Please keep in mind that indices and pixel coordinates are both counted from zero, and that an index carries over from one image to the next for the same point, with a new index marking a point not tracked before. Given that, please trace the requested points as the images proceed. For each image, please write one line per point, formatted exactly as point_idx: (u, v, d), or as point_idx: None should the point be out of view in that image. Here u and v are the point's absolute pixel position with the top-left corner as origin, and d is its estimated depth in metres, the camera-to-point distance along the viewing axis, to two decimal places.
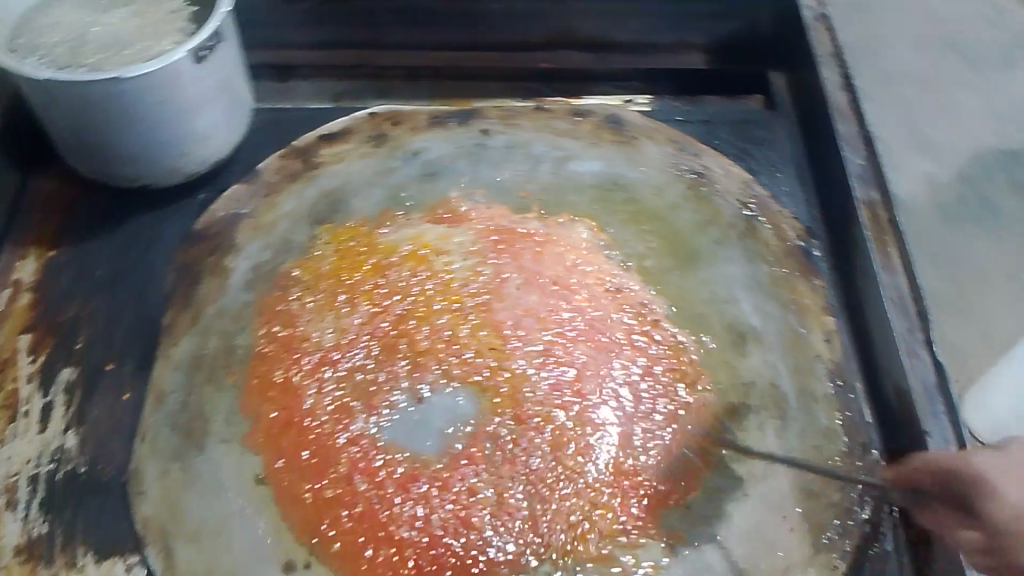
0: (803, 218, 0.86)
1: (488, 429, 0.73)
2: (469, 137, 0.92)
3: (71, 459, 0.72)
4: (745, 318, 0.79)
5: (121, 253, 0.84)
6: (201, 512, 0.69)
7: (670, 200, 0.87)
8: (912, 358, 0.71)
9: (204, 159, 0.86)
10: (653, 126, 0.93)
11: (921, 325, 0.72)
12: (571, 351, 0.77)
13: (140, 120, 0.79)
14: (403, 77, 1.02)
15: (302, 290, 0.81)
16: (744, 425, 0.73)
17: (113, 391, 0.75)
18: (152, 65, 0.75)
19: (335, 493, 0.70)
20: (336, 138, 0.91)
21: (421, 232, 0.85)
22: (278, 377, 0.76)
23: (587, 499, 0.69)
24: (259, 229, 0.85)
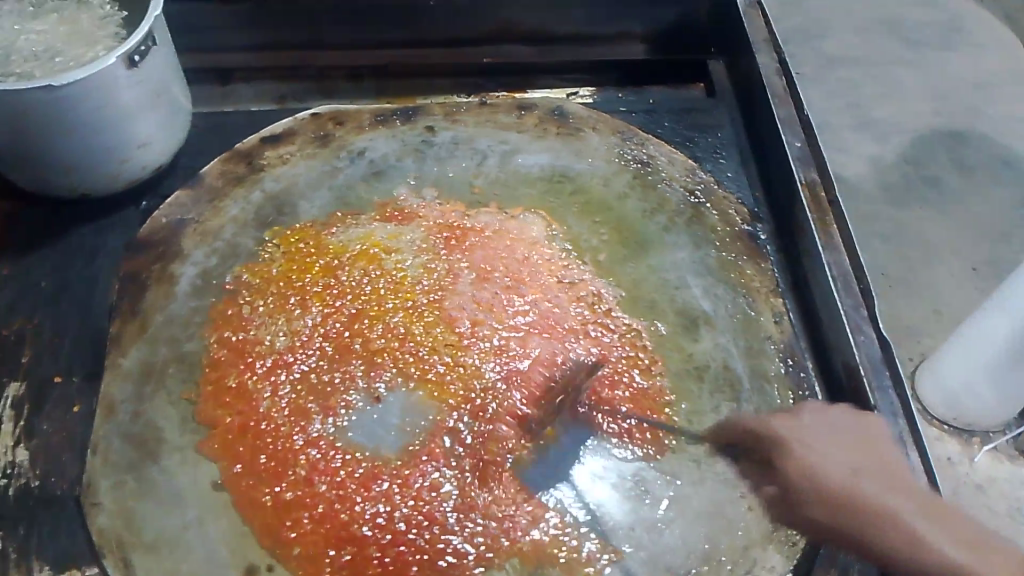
0: (748, 202, 0.87)
1: (447, 424, 0.72)
2: (415, 135, 0.92)
3: (22, 473, 0.71)
4: (697, 302, 0.80)
5: (65, 265, 0.83)
6: (159, 523, 0.68)
7: (617, 189, 0.88)
8: (858, 334, 0.73)
9: (144, 165, 0.85)
10: (596, 117, 0.93)
11: (863, 301, 0.75)
12: (527, 343, 0.77)
13: (76, 129, 0.77)
14: (345, 76, 1.01)
15: (253, 294, 0.80)
16: (700, 407, 0.74)
17: (63, 404, 0.74)
18: (86, 72, 0.73)
19: (294, 496, 0.69)
20: (280, 141, 0.90)
21: (371, 231, 0.84)
22: (231, 382, 0.75)
23: (550, 488, 0.70)
24: (205, 235, 0.83)
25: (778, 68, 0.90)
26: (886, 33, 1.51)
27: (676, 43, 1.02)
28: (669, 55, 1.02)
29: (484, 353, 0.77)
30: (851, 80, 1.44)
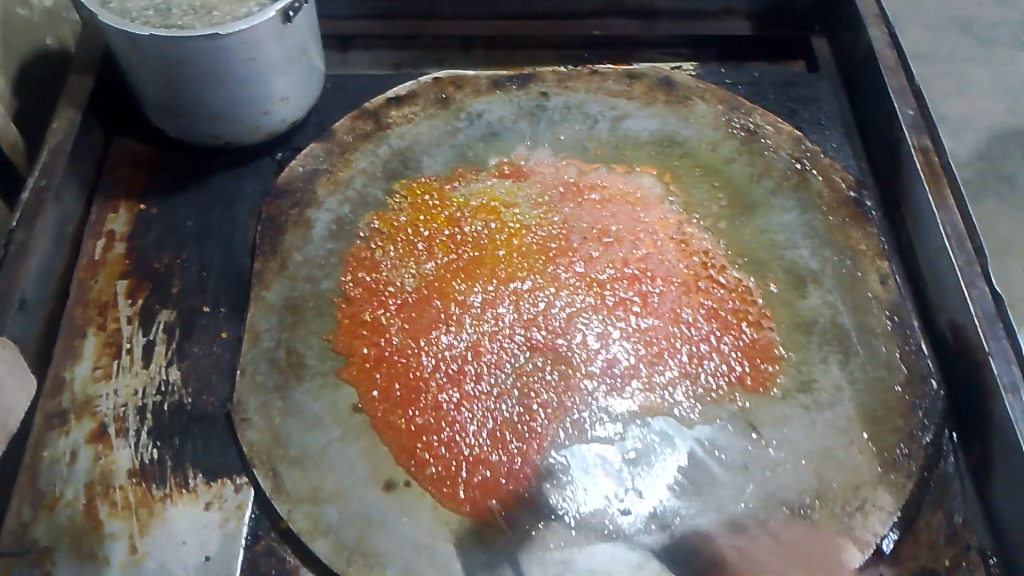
0: (852, 171, 0.91)
1: (563, 363, 0.77)
2: (529, 99, 0.96)
3: (175, 391, 0.77)
4: (806, 260, 0.84)
5: (208, 207, 0.89)
6: (303, 440, 0.73)
7: (724, 154, 0.92)
8: (971, 287, 0.75)
9: (282, 119, 0.90)
10: (704, 86, 0.97)
11: (977, 258, 0.77)
12: (640, 292, 0.82)
13: (228, 78, 0.83)
14: (456, 47, 1.05)
15: (382, 240, 0.85)
16: (809, 358, 0.78)
17: (209, 331, 0.81)
18: (245, 23, 0.79)
19: (426, 422, 0.74)
20: (403, 102, 0.96)
21: (488, 187, 0.90)
22: (365, 317, 0.80)
23: (682, 456, 0.72)
24: (337, 184, 0.89)
25: (888, 39, 0.92)
26: (966, 31, 1.52)
27: (780, 20, 1.05)
28: (773, 32, 1.04)
29: (596, 302, 0.82)
30: (932, 76, 1.46)
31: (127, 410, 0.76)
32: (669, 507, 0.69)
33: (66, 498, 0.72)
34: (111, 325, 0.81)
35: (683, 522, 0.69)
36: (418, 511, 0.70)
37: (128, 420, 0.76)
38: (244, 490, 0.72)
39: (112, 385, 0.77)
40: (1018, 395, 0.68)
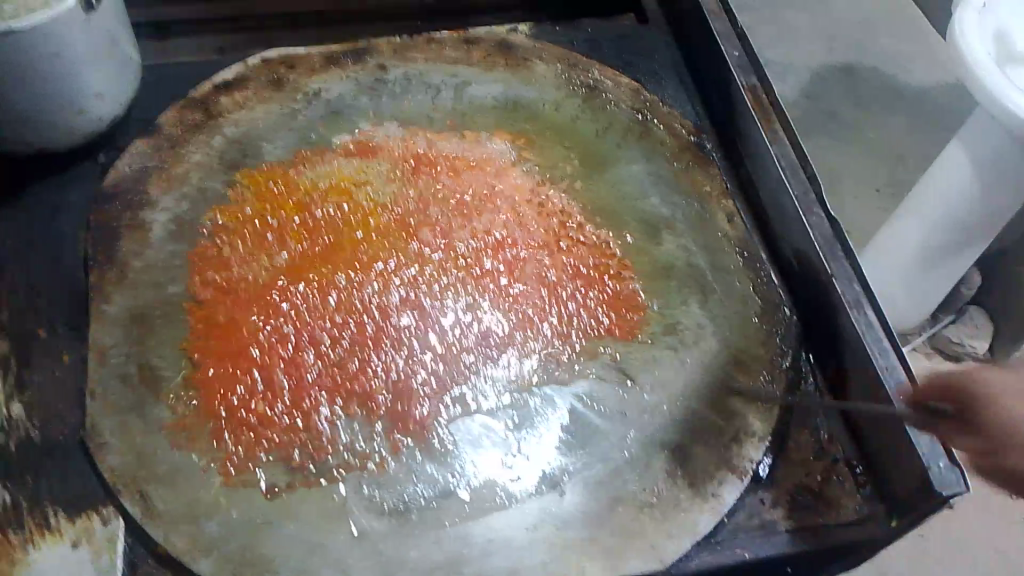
0: (689, 117, 0.94)
1: (436, 339, 0.76)
2: (367, 74, 0.93)
3: (20, 425, 0.71)
4: (657, 208, 0.86)
5: (28, 222, 0.81)
6: (171, 457, 0.69)
7: (568, 113, 0.93)
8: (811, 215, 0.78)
9: (99, 117, 0.84)
10: (541, 46, 0.97)
11: (813, 186, 0.80)
12: (503, 256, 0.82)
13: (34, 77, 0.75)
14: (285, 26, 1.01)
15: (229, 236, 0.81)
16: (671, 302, 0.80)
17: (49, 356, 0.74)
18: (47, 15, 0.72)
19: (301, 418, 0.71)
20: (233, 87, 0.90)
21: (337, 167, 0.87)
22: (219, 318, 0.76)
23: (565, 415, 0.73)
24: (171, 181, 0.83)
25: None
26: None
27: None
28: None
29: (462, 273, 0.81)
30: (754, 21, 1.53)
31: None
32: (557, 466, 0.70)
33: None
34: None
35: (574, 477, 0.70)
36: (304, 512, 0.67)
37: None
38: (112, 523, 0.66)
39: None
40: (860, 310, 0.73)
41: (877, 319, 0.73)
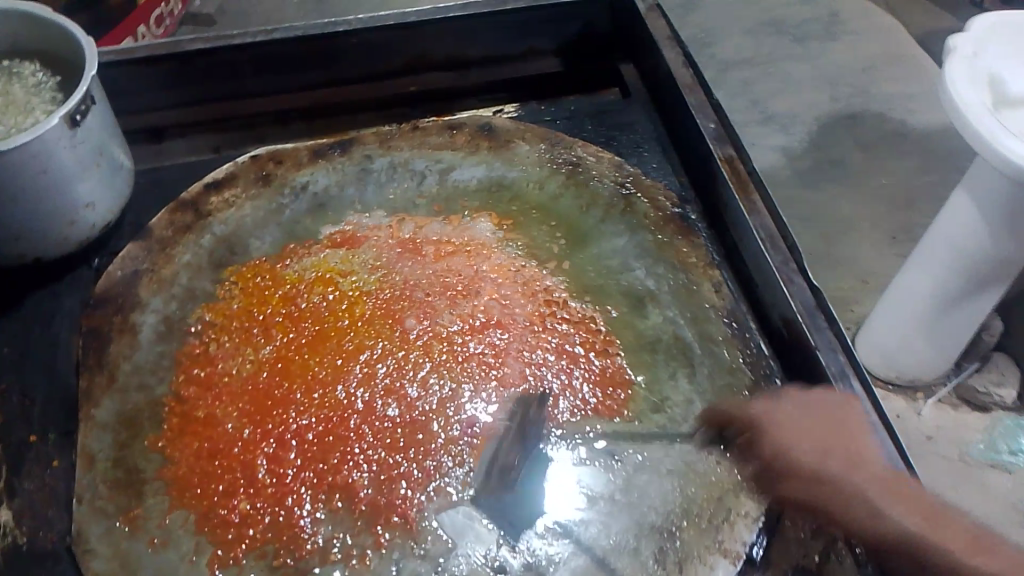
0: (673, 187, 0.93)
1: (420, 428, 0.76)
2: (353, 164, 0.95)
3: (9, 532, 0.70)
4: (642, 282, 0.85)
5: (23, 328, 0.82)
6: (154, 560, 0.69)
7: (550, 191, 0.93)
8: (790, 284, 0.75)
9: (92, 225, 0.86)
10: (521, 128, 0.98)
11: (793, 254, 0.77)
12: (488, 338, 0.82)
13: (22, 195, 0.78)
14: (274, 122, 1.04)
15: (216, 332, 0.82)
16: (658, 377, 0.79)
17: (41, 461, 0.74)
18: (28, 135, 0.75)
19: (283, 516, 0.71)
20: (222, 186, 0.92)
21: (323, 258, 0.87)
22: (198, 413, 0.77)
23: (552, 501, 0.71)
24: (161, 283, 0.85)
25: (683, 60, 0.94)
26: (777, 31, 1.60)
27: (588, 49, 1.07)
28: (582, 66, 1.07)
29: (446, 358, 0.80)
30: (755, 77, 1.52)
31: None
32: (544, 556, 0.69)
33: None
34: None
35: (558, 567, 0.68)
36: None
37: None
38: None
39: None
40: (848, 382, 0.69)
41: (864, 390, 0.69)
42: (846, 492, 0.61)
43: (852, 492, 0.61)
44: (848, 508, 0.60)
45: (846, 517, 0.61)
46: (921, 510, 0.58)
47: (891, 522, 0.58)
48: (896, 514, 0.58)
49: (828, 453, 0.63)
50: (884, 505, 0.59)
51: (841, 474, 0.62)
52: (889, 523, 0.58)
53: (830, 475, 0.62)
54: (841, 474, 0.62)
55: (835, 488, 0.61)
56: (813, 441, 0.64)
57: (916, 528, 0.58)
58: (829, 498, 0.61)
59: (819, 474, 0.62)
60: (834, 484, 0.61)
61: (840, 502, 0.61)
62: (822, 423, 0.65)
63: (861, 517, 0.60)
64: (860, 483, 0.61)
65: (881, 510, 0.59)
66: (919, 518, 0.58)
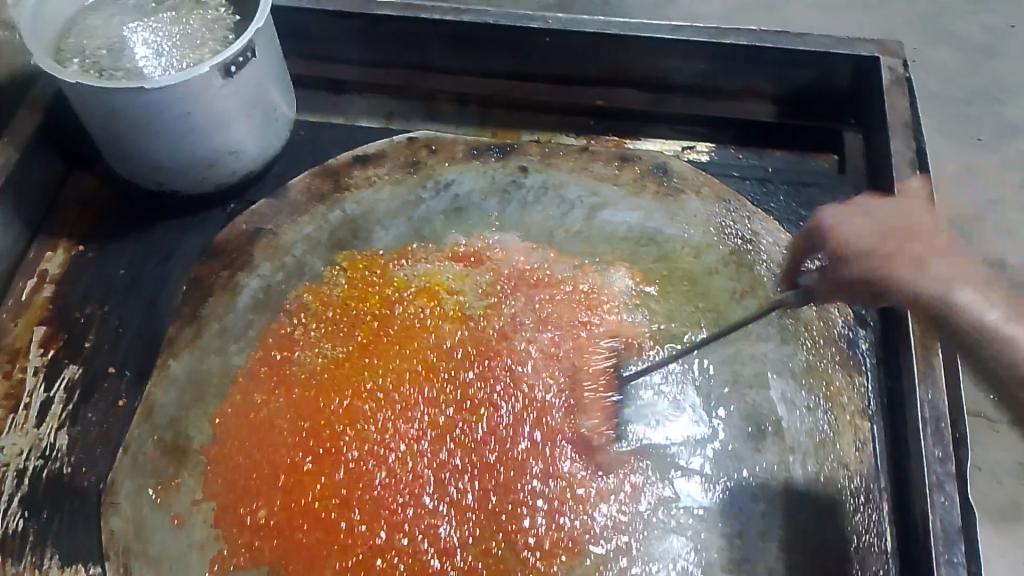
0: (856, 301, 0.77)
1: (464, 497, 0.69)
2: (506, 174, 0.87)
3: (58, 457, 0.73)
4: (771, 405, 0.72)
5: (144, 258, 0.84)
6: (166, 538, 0.68)
7: (707, 263, 0.80)
8: (937, 494, 0.63)
9: (233, 171, 0.85)
10: (701, 178, 0.86)
11: (953, 453, 0.64)
12: (574, 417, 0.73)
13: (165, 130, 0.78)
14: (451, 101, 0.97)
15: (307, 316, 0.79)
16: (746, 530, 0.67)
17: (109, 399, 0.76)
18: (177, 77, 0.73)
19: (293, 540, 0.68)
20: (370, 162, 0.88)
21: (437, 270, 0.81)
22: (255, 400, 0.75)
23: None
24: (276, 249, 0.83)
25: (914, 157, 0.79)
26: None
27: (814, 103, 0.91)
28: (801, 120, 0.91)
29: (518, 423, 0.73)
30: None
31: (7, 471, 0.72)
32: None
33: None
34: (16, 374, 0.77)
35: None
36: None
37: (5, 482, 0.72)
38: None
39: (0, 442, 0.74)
40: None
41: None
42: (873, 250, 0.55)
43: (921, 244, 0.54)
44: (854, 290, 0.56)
45: (874, 281, 0.55)
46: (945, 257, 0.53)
47: (948, 291, 0.51)
48: (962, 285, 0.51)
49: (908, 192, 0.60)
50: (946, 257, 0.53)
51: (887, 259, 0.54)
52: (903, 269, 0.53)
53: (899, 230, 0.55)
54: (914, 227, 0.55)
55: (879, 248, 0.55)
56: (924, 241, 0.54)
57: (880, 275, 0.54)
58: (861, 262, 0.56)
59: (870, 250, 0.55)
60: (890, 258, 0.54)
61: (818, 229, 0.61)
62: (925, 219, 0.56)
63: (845, 242, 0.57)
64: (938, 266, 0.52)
65: (898, 262, 0.53)
66: (870, 250, 0.55)
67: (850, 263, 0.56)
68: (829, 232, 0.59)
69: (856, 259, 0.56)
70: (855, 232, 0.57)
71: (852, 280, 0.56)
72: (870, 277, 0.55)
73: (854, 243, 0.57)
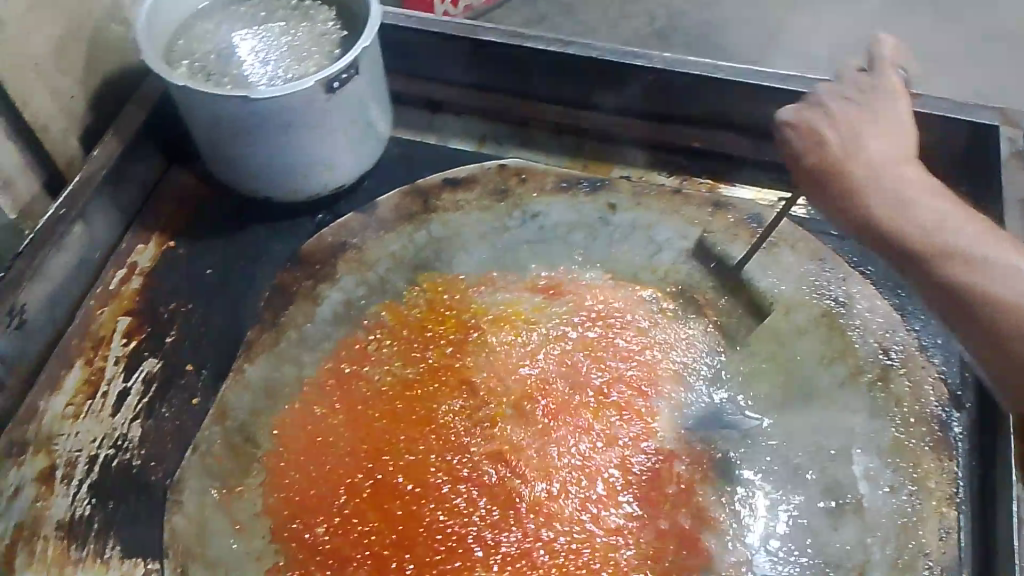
0: (952, 379, 0.74)
1: (526, 533, 0.68)
2: (594, 210, 0.86)
3: (129, 449, 0.74)
4: (853, 481, 0.69)
5: (232, 259, 0.85)
6: (225, 543, 0.68)
7: (797, 323, 0.77)
8: None
9: (326, 184, 0.85)
10: (797, 232, 0.83)
11: None
12: (645, 468, 0.71)
13: (265, 139, 0.79)
14: (547, 130, 0.96)
15: (383, 334, 0.79)
16: None
17: (184, 395, 0.77)
18: (282, 89, 0.74)
19: (349, 560, 0.68)
20: (460, 185, 0.88)
21: (516, 300, 0.80)
22: (318, 413, 0.75)
23: None
24: (360, 264, 0.83)
25: None
26: None
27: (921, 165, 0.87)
28: None
29: (584, 467, 0.71)
30: None
31: (79, 456, 0.74)
32: None
33: None
34: (97, 362, 0.79)
35: None
36: None
37: (77, 468, 0.73)
38: None
39: (76, 428, 0.75)
40: None
41: None
42: (947, 248, 0.59)
43: (1000, 271, 0.56)
44: (839, 190, 0.65)
45: (905, 256, 0.60)
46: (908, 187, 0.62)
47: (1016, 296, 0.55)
48: (994, 254, 0.57)
49: (879, 142, 0.65)
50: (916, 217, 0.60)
51: (944, 239, 0.59)
52: (973, 288, 0.56)
53: (961, 245, 0.58)
54: (903, 187, 0.62)
55: (877, 179, 0.63)
56: (967, 219, 0.60)
57: (914, 226, 0.60)
58: (908, 241, 0.60)
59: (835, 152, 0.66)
60: (952, 256, 0.58)
61: (812, 181, 0.67)
62: (886, 126, 0.66)
63: (873, 206, 0.62)
64: (996, 257, 0.57)
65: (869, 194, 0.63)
66: (918, 240, 0.60)
67: (903, 249, 0.60)
68: (847, 174, 0.64)
69: (892, 229, 0.61)
70: (858, 164, 0.64)
71: (852, 180, 0.64)
72: (917, 255, 0.60)
73: (889, 214, 0.61)
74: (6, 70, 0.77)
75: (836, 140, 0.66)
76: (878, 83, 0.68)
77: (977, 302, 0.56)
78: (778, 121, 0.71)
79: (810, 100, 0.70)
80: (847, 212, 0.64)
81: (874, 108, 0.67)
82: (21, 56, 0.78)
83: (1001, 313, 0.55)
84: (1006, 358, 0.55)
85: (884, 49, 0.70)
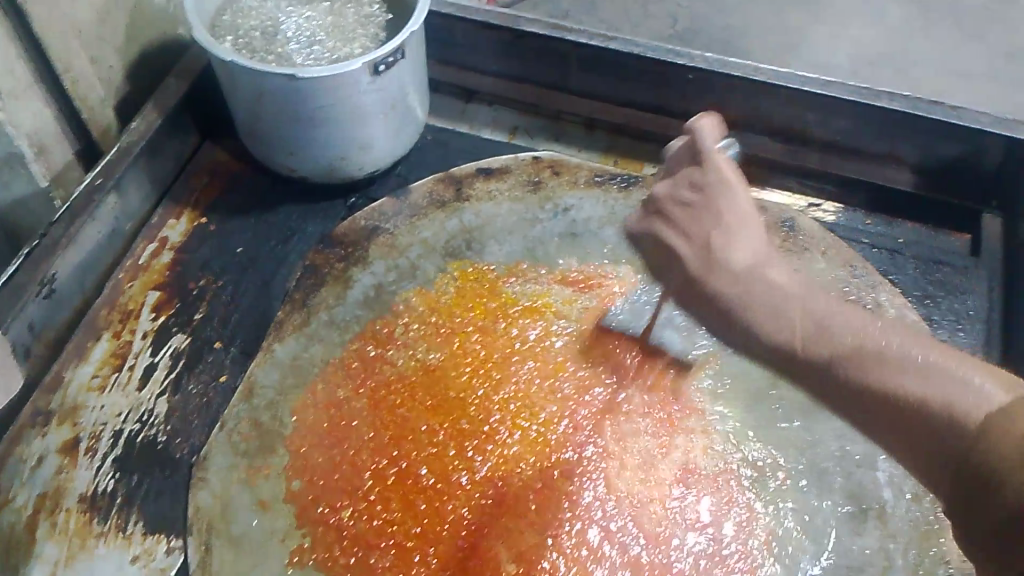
0: None
1: (555, 530, 0.68)
2: (626, 206, 0.86)
3: (155, 425, 0.74)
4: (878, 488, 0.69)
5: (263, 238, 0.86)
6: (250, 520, 0.68)
7: None
8: None
9: (361, 167, 0.85)
10: (828, 238, 0.83)
11: None
12: (675, 463, 0.71)
13: (306, 119, 0.79)
14: (580, 125, 0.96)
15: (411, 318, 0.79)
16: None
17: (212, 370, 0.77)
18: (329, 70, 0.74)
19: (371, 546, 0.67)
20: (493, 175, 0.88)
21: (546, 291, 0.80)
22: (341, 395, 0.75)
23: None
24: (392, 248, 0.83)
25: None
26: None
27: (955, 178, 0.88)
28: (940, 194, 0.88)
29: (610, 461, 0.71)
30: None
31: (104, 430, 0.74)
32: None
33: (15, 504, 0.70)
34: (125, 336, 0.79)
35: None
36: None
37: (101, 441, 0.73)
38: (173, 554, 0.68)
39: (101, 400, 0.75)
40: None
41: None
42: (855, 352, 0.50)
43: (896, 361, 0.48)
44: (715, 313, 0.55)
45: (813, 369, 0.51)
46: (773, 300, 0.53)
47: (958, 396, 0.45)
48: (907, 351, 0.48)
49: (742, 248, 0.55)
50: (801, 330, 0.52)
51: (829, 343, 0.50)
52: (893, 391, 0.47)
53: (874, 346, 0.49)
54: (776, 296, 0.53)
55: (745, 292, 0.54)
56: (863, 323, 0.51)
57: (804, 331, 0.52)
58: (802, 355, 0.51)
59: (695, 269, 0.56)
60: (857, 360, 0.49)
61: (686, 296, 0.57)
62: (736, 224, 0.57)
63: (752, 321, 0.53)
64: (910, 351, 0.48)
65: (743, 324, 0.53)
66: (826, 352, 0.50)
67: (795, 365, 0.52)
68: (711, 290, 0.55)
69: (781, 345, 0.52)
70: (721, 281, 0.54)
71: (720, 295, 0.54)
72: (827, 366, 0.50)
73: (770, 329, 0.52)
74: (49, 36, 0.77)
75: (691, 254, 0.57)
76: (708, 177, 0.59)
77: (895, 404, 0.47)
78: (626, 234, 0.63)
79: (652, 203, 0.61)
80: (732, 334, 0.54)
81: (710, 202, 0.58)
82: (63, 24, 0.78)
83: (933, 417, 0.45)
84: (946, 465, 0.44)
85: (704, 133, 0.61)
